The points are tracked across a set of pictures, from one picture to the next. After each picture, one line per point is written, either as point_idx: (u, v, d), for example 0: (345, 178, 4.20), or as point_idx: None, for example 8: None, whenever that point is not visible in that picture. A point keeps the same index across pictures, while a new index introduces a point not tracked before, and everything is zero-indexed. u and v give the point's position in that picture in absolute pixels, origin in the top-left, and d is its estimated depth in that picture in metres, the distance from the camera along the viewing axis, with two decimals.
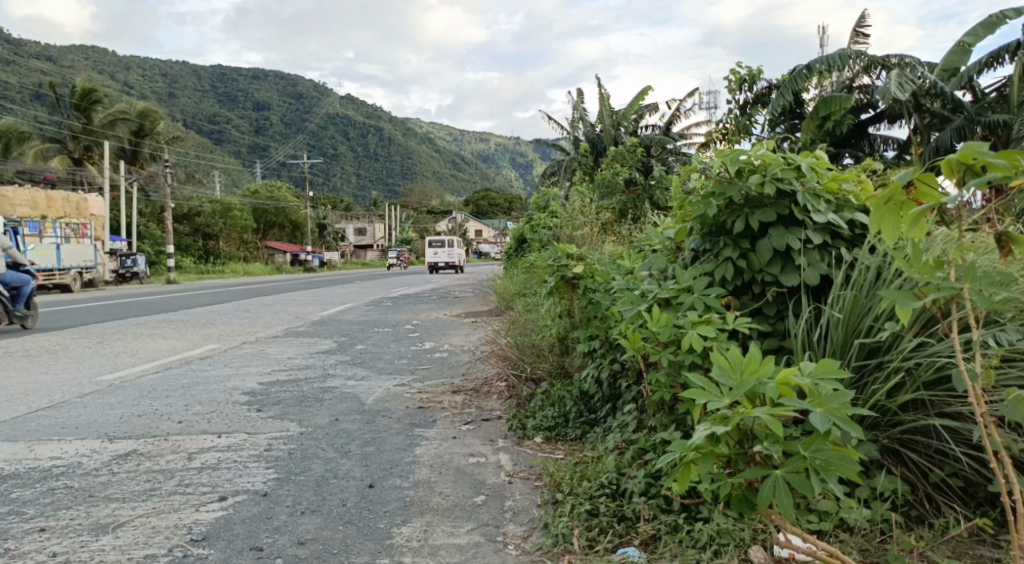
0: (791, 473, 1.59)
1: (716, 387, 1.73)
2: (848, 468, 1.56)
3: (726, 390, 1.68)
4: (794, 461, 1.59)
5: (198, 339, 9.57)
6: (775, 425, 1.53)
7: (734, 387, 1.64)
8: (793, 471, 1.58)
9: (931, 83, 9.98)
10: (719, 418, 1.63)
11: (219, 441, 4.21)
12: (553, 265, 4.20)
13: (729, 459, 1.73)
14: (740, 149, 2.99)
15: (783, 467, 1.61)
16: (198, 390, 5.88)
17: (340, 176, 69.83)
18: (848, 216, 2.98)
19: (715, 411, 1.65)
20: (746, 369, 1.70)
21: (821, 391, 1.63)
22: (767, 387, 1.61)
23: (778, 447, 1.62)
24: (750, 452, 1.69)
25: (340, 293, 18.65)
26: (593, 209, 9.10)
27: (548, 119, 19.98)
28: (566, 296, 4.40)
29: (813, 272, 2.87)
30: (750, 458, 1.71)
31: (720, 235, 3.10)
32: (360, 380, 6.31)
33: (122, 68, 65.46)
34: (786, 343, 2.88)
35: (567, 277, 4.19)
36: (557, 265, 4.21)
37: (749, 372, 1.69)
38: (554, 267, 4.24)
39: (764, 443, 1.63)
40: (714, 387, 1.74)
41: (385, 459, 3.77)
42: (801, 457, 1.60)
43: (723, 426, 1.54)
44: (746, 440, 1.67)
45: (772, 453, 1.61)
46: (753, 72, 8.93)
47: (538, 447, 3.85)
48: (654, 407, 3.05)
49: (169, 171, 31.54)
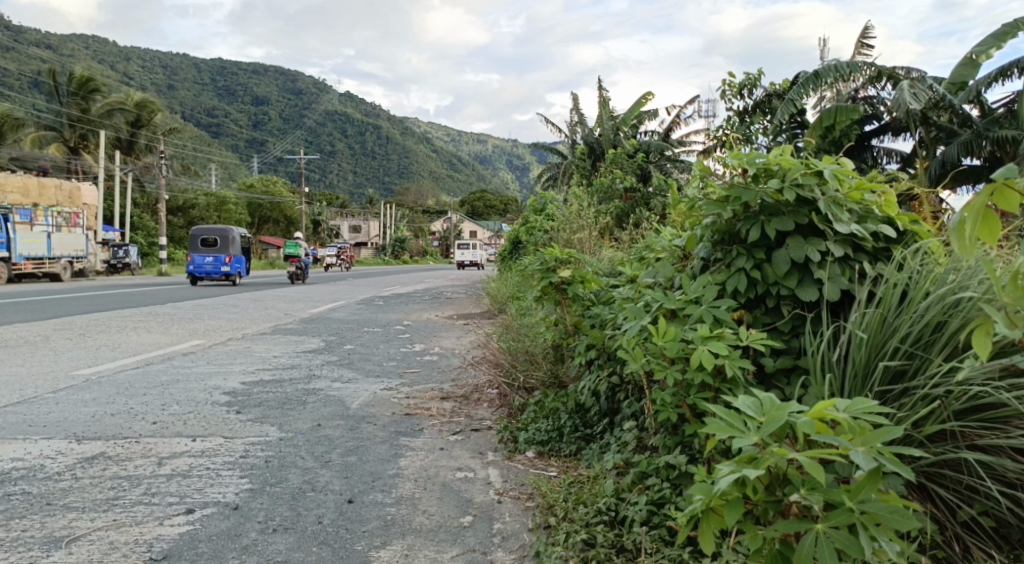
0: (832, 527, 1.46)
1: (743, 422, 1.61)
2: (900, 523, 1.41)
3: (755, 428, 1.57)
4: (837, 515, 1.45)
5: (183, 334, 9.32)
6: (811, 472, 1.38)
7: (763, 427, 1.53)
8: (835, 526, 1.45)
9: (940, 95, 9.81)
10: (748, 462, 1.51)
11: (194, 446, 3.99)
12: (539, 271, 4.11)
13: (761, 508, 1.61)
14: (758, 153, 2.83)
15: (824, 520, 1.47)
16: (177, 388, 5.65)
17: (337, 173, 69.51)
18: (872, 228, 2.80)
19: (744, 452, 1.54)
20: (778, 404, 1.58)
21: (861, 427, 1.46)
22: (800, 423, 1.47)
23: (818, 496, 1.48)
24: (786, 502, 1.57)
25: (331, 291, 18.36)
26: (592, 213, 8.92)
27: (546, 122, 19.78)
28: (558, 302, 4.24)
29: (834, 286, 2.68)
30: (785, 509, 1.57)
31: (733, 244, 2.92)
32: (347, 383, 6.09)
33: (122, 58, 65.12)
34: (801, 362, 2.69)
35: (556, 283, 4.04)
36: (545, 272, 4.11)
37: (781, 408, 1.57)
38: (541, 272, 4.14)
39: (802, 491, 1.51)
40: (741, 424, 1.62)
41: (368, 471, 3.55)
42: (845, 509, 1.46)
43: (751, 474, 1.43)
44: (777, 486, 1.57)
45: (812, 505, 1.48)
46: (752, 78, 8.79)
47: (530, 463, 3.64)
48: (656, 427, 2.85)
49: (165, 161, 31.25)
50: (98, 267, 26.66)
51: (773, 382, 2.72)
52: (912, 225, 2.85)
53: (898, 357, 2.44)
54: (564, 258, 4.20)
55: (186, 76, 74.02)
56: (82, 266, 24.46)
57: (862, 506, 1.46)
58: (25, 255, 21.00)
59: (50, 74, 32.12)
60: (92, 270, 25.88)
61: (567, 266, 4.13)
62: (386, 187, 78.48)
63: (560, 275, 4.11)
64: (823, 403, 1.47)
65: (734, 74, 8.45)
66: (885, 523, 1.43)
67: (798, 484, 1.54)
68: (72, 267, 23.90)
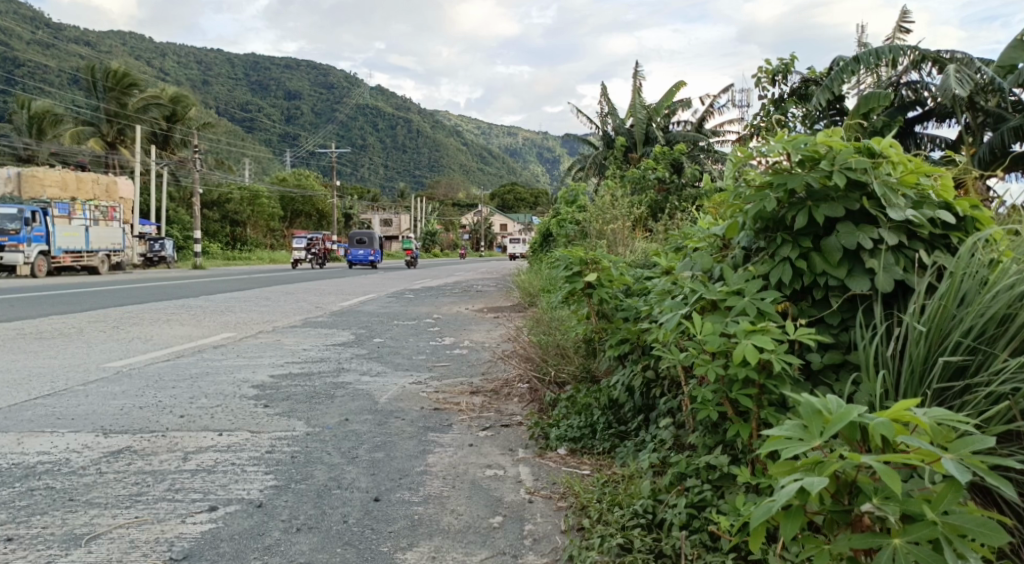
0: (911, 544, 1.30)
1: (805, 426, 1.44)
2: (990, 542, 1.24)
3: (816, 433, 1.40)
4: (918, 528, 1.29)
5: (215, 326, 9.39)
6: (890, 481, 1.22)
7: (829, 428, 1.34)
8: (916, 542, 1.30)
9: (989, 79, 9.30)
10: (813, 465, 1.34)
11: (220, 440, 3.97)
12: (564, 275, 3.94)
13: (822, 519, 1.44)
14: (804, 135, 2.62)
15: (901, 536, 1.31)
16: (206, 381, 5.65)
17: (368, 167, 69.97)
18: (930, 212, 2.53)
19: (806, 456, 1.37)
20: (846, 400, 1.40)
21: (948, 431, 1.30)
22: (878, 423, 1.30)
23: (894, 508, 1.32)
24: (855, 513, 1.40)
25: (362, 284, 18.40)
26: (624, 204, 8.71)
27: (576, 113, 19.53)
28: (586, 300, 4.08)
29: (888, 276, 2.44)
30: (853, 521, 1.41)
31: (778, 232, 2.72)
32: (375, 376, 6.03)
33: (158, 55, 66.41)
34: (850, 357, 2.47)
35: (582, 282, 3.88)
36: (570, 276, 3.93)
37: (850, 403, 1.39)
38: (566, 277, 3.96)
39: (875, 501, 1.34)
40: (800, 428, 1.44)
41: (395, 468, 3.46)
42: (927, 522, 1.29)
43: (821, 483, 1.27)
44: (846, 495, 1.41)
45: (887, 517, 1.32)
46: (787, 63, 8.47)
47: (562, 461, 3.50)
48: (695, 425, 2.67)
49: (199, 156, 31.75)
50: (135, 261, 27.22)
51: (820, 378, 2.51)
52: (972, 210, 2.58)
53: (959, 351, 2.21)
54: (590, 258, 4.03)
55: (220, 72, 75.19)
56: (119, 259, 24.98)
57: (944, 517, 1.31)
58: (64, 248, 21.48)
59: (89, 71, 32.83)
60: (129, 263, 26.44)
61: (594, 267, 3.96)
62: (415, 180, 78.75)
63: (586, 277, 3.93)
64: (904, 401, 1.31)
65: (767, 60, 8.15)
66: (970, 537, 1.28)
67: (870, 494, 1.37)
68: (109, 260, 24.40)
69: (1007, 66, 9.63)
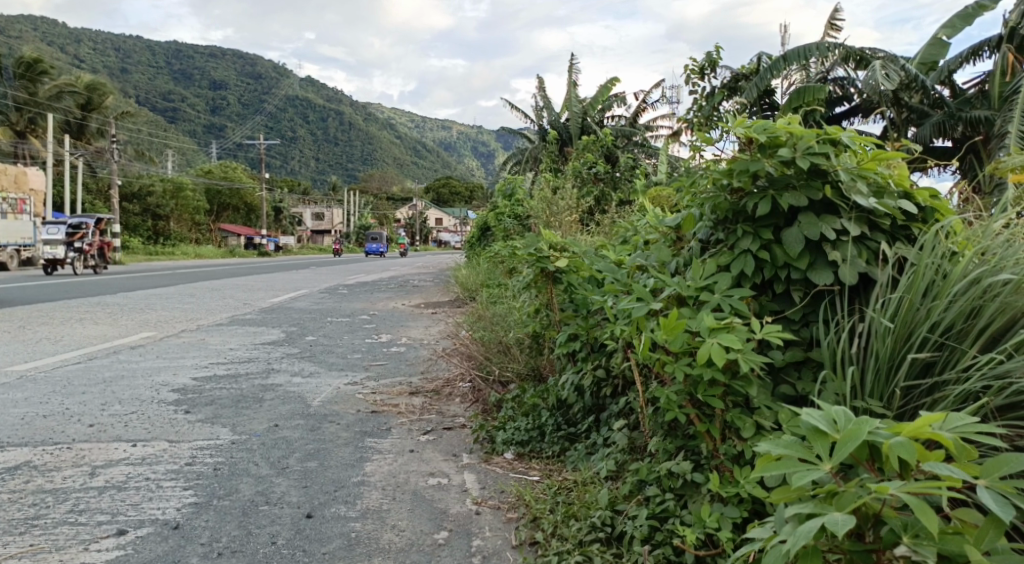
0: None
1: (814, 453, 1.36)
2: None
3: (825, 457, 1.33)
4: None
5: (133, 325, 8.78)
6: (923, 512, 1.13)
7: (839, 452, 1.27)
8: None
9: (912, 76, 9.50)
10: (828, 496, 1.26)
11: (133, 452, 3.60)
12: (532, 253, 3.65)
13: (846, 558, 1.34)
14: (766, 121, 2.50)
15: None
16: (120, 385, 5.21)
17: (300, 159, 68.04)
18: (892, 202, 2.45)
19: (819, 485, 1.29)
20: (855, 420, 1.35)
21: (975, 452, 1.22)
22: (898, 446, 1.23)
23: (930, 548, 1.22)
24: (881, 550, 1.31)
25: (293, 280, 17.70)
26: (564, 197, 8.62)
27: (512, 106, 19.38)
28: (544, 290, 3.87)
29: (852, 269, 2.35)
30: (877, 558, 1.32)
31: (738, 222, 2.60)
32: (308, 377, 5.70)
33: (72, 41, 62.72)
34: (813, 355, 2.37)
35: (548, 268, 3.65)
36: (538, 254, 3.65)
37: (859, 422, 1.33)
38: (532, 258, 3.69)
39: (907, 540, 1.24)
40: (808, 452, 1.37)
41: (329, 478, 3.20)
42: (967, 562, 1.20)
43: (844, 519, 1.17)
44: (869, 530, 1.32)
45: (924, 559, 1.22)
46: (712, 59, 8.50)
47: (509, 466, 3.31)
48: (653, 428, 2.52)
49: (116, 145, 29.95)
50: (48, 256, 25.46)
51: (782, 376, 2.40)
52: (931, 200, 2.51)
53: (927, 347, 2.14)
54: (557, 242, 3.80)
55: (139, 59, 71.53)
56: (31, 254, 23.36)
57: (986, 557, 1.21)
58: None
59: None
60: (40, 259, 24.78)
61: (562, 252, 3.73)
62: (348, 173, 76.84)
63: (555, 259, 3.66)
64: (924, 418, 1.23)
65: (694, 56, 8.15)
66: None
67: (899, 530, 1.27)
68: (19, 256, 22.77)
69: (928, 64, 10.02)
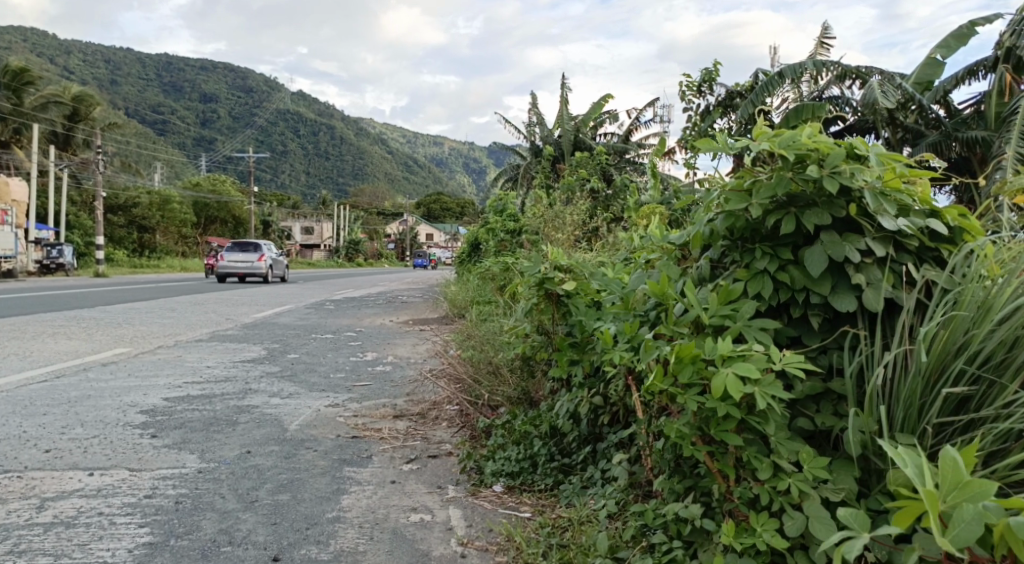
0: None
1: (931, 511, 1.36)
2: None
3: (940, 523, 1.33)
4: None
5: (108, 341, 8.44)
6: None
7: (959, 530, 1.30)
8: None
9: (909, 94, 9.38)
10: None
11: (88, 483, 3.30)
12: (536, 275, 3.34)
13: None
14: (790, 134, 2.30)
15: None
16: (85, 406, 4.90)
17: (290, 173, 67.64)
18: (919, 222, 2.25)
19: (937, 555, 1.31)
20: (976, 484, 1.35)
21: None
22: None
23: None
24: None
25: (279, 295, 17.30)
26: (557, 213, 8.40)
27: (504, 122, 19.26)
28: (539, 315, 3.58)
29: (877, 294, 2.15)
30: None
31: (756, 241, 2.41)
32: (287, 398, 5.40)
33: (59, 53, 62.13)
34: (833, 387, 2.14)
35: (551, 292, 3.34)
36: (543, 277, 3.34)
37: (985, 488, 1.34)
38: (535, 281, 3.39)
39: None
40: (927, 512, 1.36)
41: (301, 514, 2.93)
42: None
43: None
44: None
45: None
46: (709, 74, 8.37)
47: (498, 500, 3.05)
48: (658, 464, 2.29)
49: (102, 156, 29.49)
50: (28, 268, 24.75)
51: (798, 408, 2.16)
52: (961, 219, 2.30)
53: (963, 382, 1.92)
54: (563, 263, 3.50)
55: (129, 71, 71.01)
56: (12, 266, 22.71)
57: None
58: None
59: None
60: (21, 272, 24.20)
61: (567, 274, 3.43)
62: (338, 188, 76.53)
63: (560, 283, 3.36)
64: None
65: (691, 72, 8.00)
66: None
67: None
68: None
69: (924, 83, 9.94)
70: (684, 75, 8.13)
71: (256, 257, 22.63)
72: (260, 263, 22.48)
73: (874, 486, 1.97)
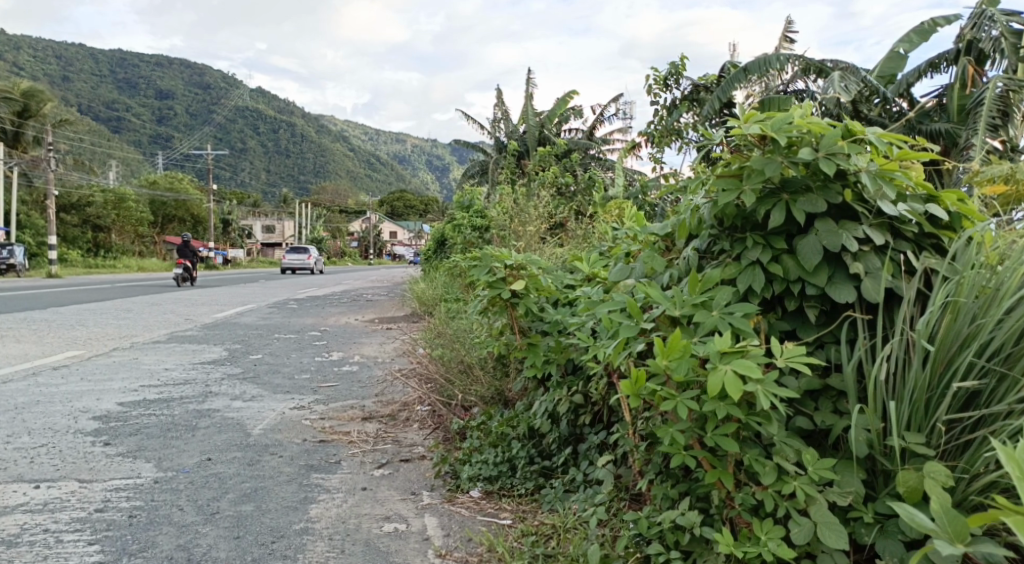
0: None
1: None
2: None
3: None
4: None
5: (59, 343, 8.04)
6: None
7: None
8: None
9: (874, 88, 9.48)
10: None
11: (33, 496, 3.06)
12: (486, 279, 3.17)
13: None
14: (782, 116, 2.21)
15: None
16: (31, 413, 4.60)
17: (250, 171, 66.36)
18: (918, 208, 2.21)
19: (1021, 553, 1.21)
20: None
21: None
22: None
23: None
24: None
25: (240, 294, 16.86)
26: (526, 207, 8.30)
27: (468, 118, 19.09)
28: (500, 315, 3.39)
29: (876, 284, 2.09)
30: None
31: (745, 230, 2.32)
32: (249, 401, 5.17)
33: (6, 47, 59.83)
34: (832, 382, 2.07)
35: (505, 297, 3.16)
36: (493, 279, 3.18)
37: None
38: (487, 283, 3.19)
39: None
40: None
41: (267, 526, 2.74)
42: None
43: None
44: None
45: None
46: (676, 68, 8.34)
47: (476, 507, 2.91)
48: (650, 468, 2.18)
49: (52, 154, 28.40)
50: None
51: (796, 406, 2.08)
52: (959, 204, 2.26)
53: (972, 376, 1.88)
54: (516, 262, 3.29)
55: (80, 66, 68.75)
56: None
57: None
58: None
59: None
60: None
61: (521, 272, 3.23)
62: (301, 185, 75.43)
63: (511, 283, 3.21)
64: None
65: (659, 67, 7.94)
66: None
67: None
68: None
69: (888, 76, 10.29)
70: (651, 69, 8.07)
71: (306, 258, 33.35)
72: (308, 262, 33.11)
73: (880, 488, 1.95)
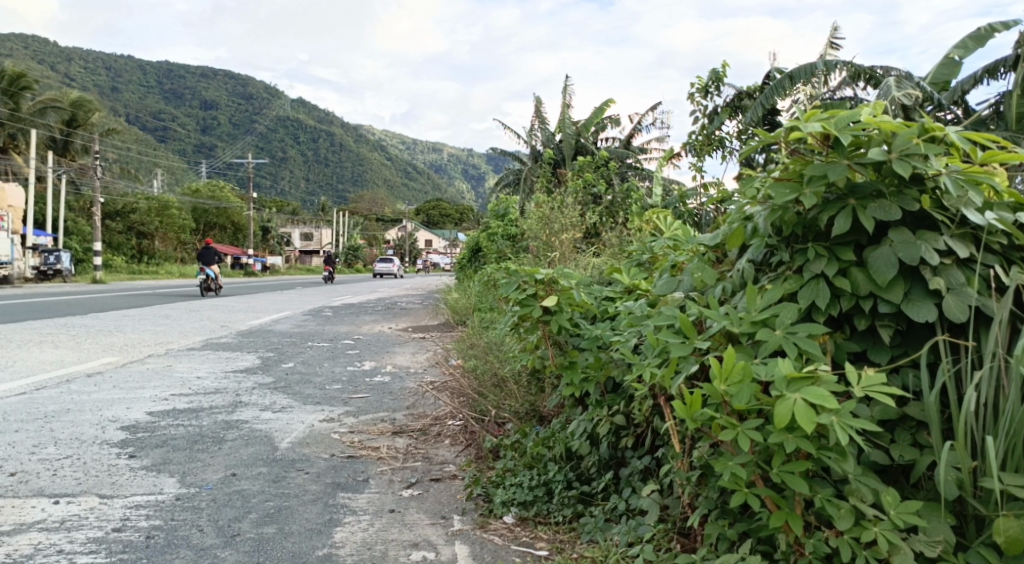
0: None
1: None
2: None
3: None
4: None
5: (95, 349, 8.08)
6: None
7: None
8: None
9: (927, 94, 9.06)
10: None
11: (52, 513, 2.97)
12: (515, 295, 2.98)
13: None
14: (848, 113, 1.98)
15: None
16: (60, 422, 4.55)
17: (290, 180, 67.55)
18: (1008, 217, 1.96)
19: None
20: None
21: None
22: None
23: None
24: None
25: (276, 301, 16.98)
26: (561, 217, 8.11)
27: (505, 127, 19.01)
28: (532, 332, 3.19)
29: (960, 301, 1.84)
30: None
31: (806, 239, 2.09)
32: (279, 412, 5.06)
33: (59, 59, 61.96)
34: (912, 412, 1.83)
35: (537, 313, 2.97)
36: (523, 297, 2.99)
37: None
38: (516, 300, 3.01)
39: None
40: None
41: (288, 552, 2.59)
42: None
43: None
44: None
45: None
46: (717, 76, 8.07)
47: (509, 534, 2.71)
48: (703, 503, 1.96)
49: (99, 162, 29.09)
50: (25, 274, 24.47)
51: (871, 439, 1.84)
52: None
53: None
54: (548, 277, 3.10)
55: (128, 77, 70.84)
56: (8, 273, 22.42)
57: None
58: None
59: None
60: (18, 278, 23.95)
61: (553, 288, 3.03)
62: (338, 194, 76.53)
63: (543, 299, 3.02)
64: None
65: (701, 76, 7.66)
66: None
67: None
68: None
69: (941, 82, 9.85)
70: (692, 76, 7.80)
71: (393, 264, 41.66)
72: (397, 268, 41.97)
73: (972, 536, 1.72)
